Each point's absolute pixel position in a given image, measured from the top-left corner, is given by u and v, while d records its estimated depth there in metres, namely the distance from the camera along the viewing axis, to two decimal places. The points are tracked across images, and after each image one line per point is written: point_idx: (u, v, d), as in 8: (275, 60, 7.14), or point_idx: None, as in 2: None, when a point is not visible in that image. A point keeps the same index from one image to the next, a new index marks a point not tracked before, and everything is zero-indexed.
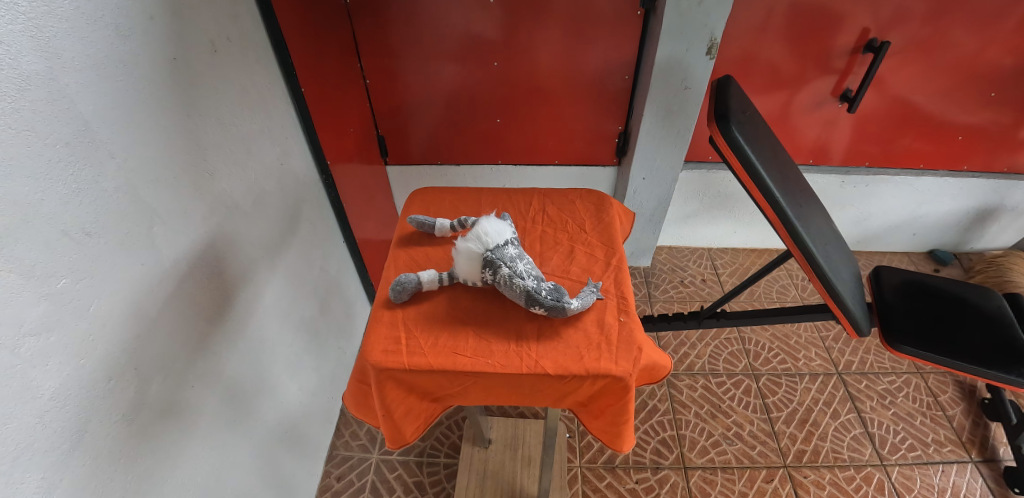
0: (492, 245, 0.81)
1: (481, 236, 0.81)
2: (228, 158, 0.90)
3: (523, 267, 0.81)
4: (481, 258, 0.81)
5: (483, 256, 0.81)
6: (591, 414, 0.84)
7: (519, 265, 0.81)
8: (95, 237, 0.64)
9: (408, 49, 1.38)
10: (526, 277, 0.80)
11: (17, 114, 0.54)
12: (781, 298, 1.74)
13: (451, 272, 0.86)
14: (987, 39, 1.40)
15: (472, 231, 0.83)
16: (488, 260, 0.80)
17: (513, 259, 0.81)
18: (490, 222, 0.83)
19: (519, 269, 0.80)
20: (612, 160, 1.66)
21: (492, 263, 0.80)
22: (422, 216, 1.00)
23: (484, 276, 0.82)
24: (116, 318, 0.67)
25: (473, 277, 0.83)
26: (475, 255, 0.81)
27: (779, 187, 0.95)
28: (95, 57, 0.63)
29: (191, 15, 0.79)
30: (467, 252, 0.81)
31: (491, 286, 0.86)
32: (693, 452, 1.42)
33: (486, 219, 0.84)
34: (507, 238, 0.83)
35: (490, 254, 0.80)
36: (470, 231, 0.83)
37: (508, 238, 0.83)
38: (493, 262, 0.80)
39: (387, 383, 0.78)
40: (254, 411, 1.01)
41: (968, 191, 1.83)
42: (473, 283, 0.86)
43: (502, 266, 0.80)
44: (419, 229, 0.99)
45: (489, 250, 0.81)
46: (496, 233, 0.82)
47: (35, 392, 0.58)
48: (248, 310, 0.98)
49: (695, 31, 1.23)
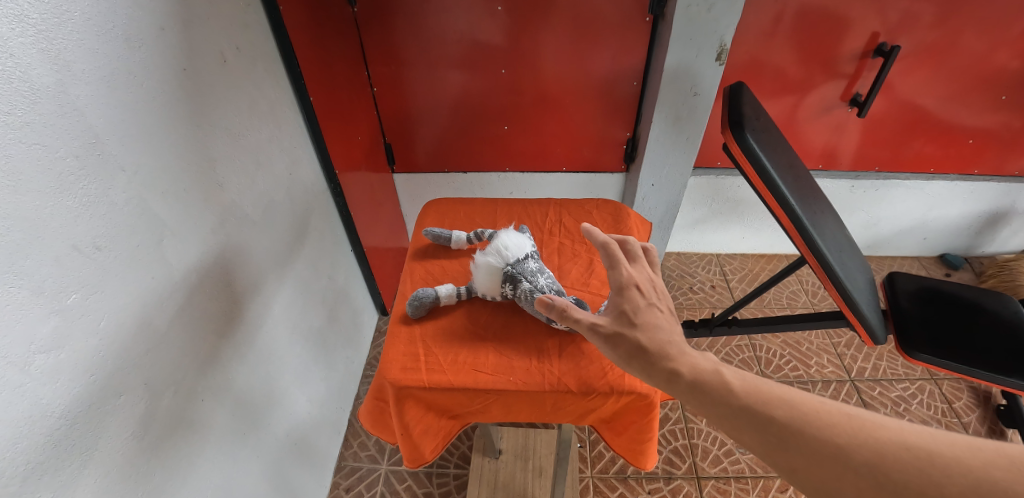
0: (512, 260, 0.82)
1: (501, 249, 0.82)
2: (237, 168, 0.89)
3: (544, 281, 0.80)
4: (501, 273, 0.81)
5: (503, 270, 0.80)
6: (614, 431, 0.83)
7: (540, 279, 0.80)
8: (106, 251, 0.64)
9: (415, 57, 1.37)
10: (548, 291, 0.79)
11: (27, 128, 0.54)
12: (791, 304, 1.73)
13: (470, 286, 0.86)
14: (997, 41, 1.39)
15: (491, 245, 0.84)
16: (508, 274, 0.80)
17: (534, 273, 0.81)
18: (510, 236, 0.84)
19: (539, 283, 0.79)
20: (621, 167, 1.65)
21: (513, 277, 0.80)
22: (438, 228, 1.00)
23: (504, 292, 0.82)
24: (126, 333, 0.66)
25: (492, 291, 0.83)
26: (495, 269, 0.81)
27: (794, 194, 0.94)
28: (105, 70, 0.63)
29: (202, 27, 0.78)
30: (486, 266, 0.81)
31: (511, 301, 0.85)
32: (705, 462, 1.40)
33: (505, 233, 0.85)
34: (526, 251, 0.83)
35: (511, 269, 0.81)
36: (489, 245, 0.84)
37: (528, 252, 0.83)
38: (514, 277, 0.80)
39: (406, 401, 0.77)
40: (265, 424, 1.00)
41: (979, 195, 1.81)
42: (491, 298, 0.85)
43: (523, 281, 0.80)
44: (435, 241, 0.98)
45: (509, 264, 0.81)
46: (516, 247, 0.83)
47: (45, 410, 0.57)
48: (257, 321, 0.96)
49: (705, 36, 1.22)
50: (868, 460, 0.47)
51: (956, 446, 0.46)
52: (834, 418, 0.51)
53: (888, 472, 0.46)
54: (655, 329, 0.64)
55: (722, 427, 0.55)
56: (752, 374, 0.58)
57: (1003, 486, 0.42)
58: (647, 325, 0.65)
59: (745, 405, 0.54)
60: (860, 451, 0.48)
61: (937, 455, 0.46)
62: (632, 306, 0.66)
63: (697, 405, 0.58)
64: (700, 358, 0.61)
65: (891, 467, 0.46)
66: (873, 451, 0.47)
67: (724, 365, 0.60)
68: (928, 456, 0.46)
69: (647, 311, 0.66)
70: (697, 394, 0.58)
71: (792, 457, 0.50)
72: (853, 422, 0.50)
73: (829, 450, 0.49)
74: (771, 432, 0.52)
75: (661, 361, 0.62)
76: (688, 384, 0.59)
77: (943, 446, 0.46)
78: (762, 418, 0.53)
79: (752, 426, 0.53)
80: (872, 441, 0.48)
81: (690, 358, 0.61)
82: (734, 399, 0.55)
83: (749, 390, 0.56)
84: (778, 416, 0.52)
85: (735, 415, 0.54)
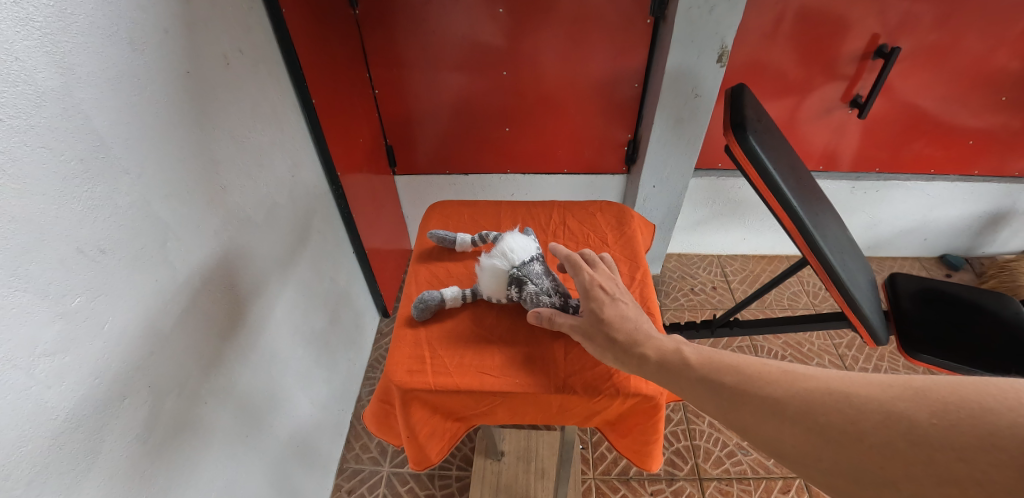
0: (517, 262, 0.82)
1: (506, 252, 0.82)
2: (240, 171, 0.89)
3: (550, 283, 0.81)
4: (506, 275, 0.81)
5: (508, 273, 0.81)
6: (619, 433, 0.83)
7: (546, 281, 0.81)
8: (109, 255, 0.64)
9: (417, 59, 1.37)
10: (553, 294, 0.80)
11: (32, 131, 0.54)
12: (792, 305, 1.73)
13: (475, 288, 0.86)
14: (997, 42, 1.39)
15: (497, 248, 0.84)
16: (514, 276, 0.80)
17: (539, 276, 0.81)
18: (516, 239, 0.84)
19: (546, 286, 0.80)
20: (622, 168, 1.65)
21: (519, 279, 0.80)
22: (443, 231, 1.00)
23: (508, 294, 0.81)
24: (130, 336, 0.66)
25: (496, 294, 0.82)
26: (501, 271, 0.81)
27: (795, 195, 0.94)
28: (109, 73, 0.63)
29: (205, 30, 0.79)
30: (492, 268, 0.81)
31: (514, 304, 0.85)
32: (708, 463, 1.40)
33: (511, 235, 0.85)
34: (532, 254, 0.84)
35: (516, 271, 0.81)
36: (495, 247, 0.84)
37: (533, 255, 0.84)
38: (520, 278, 0.80)
39: (412, 403, 0.77)
40: (268, 427, 1.00)
41: (979, 195, 1.82)
42: (495, 300, 0.84)
43: (529, 283, 0.80)
44: (440, 245, 0.98)
45: (515, 267, 0.81)
46: (521, 250, 0.83)
47: (49, 414, 0.57)
48: (260, 324, 0.96)
49: (706, 38, 1.22)
50: (799, 408, 0.51)
51: (872, 386, 0.48)
52: (775, 376, 0.55)
53: (814, 416, 0.49)
54: (622, 321, 0.70)
55: (689, 399, 0.61)
56: (709, 348, 0.63)
57: (910, 414, 0.43)
58: (615, 318, 0.70)
59: (702, 375, 0.60)
60: (792, 402, 0.51)
61: (854, 394, 0.48)
62: (598, 304, 0.72)
63: (666, 382, 0.63)
64: (664, 340, 0.67)
65: (817, 411, 0.49)
66: (804, 400, 0.51)
67: (686, 344, 0.66)
68: (847, 396, 0.48)
69: (613, 306, 0.72)
70: (664, 371, 0.64)
71: (742, 416, 0.55)
72: (789, 376, 0.54)
73: (767, 405, 0.53)
74: (723, 396, 0.57)
75: (631, 348, 0.67)
76: (656, 366, 0.64)
77: (860, 385, 0.48)
78: (715, 384, 0.58)
79: (709, 393, 0.58)
80: (802, 392, 0.52)
81: (656, 342, 0.67)
82: (693, 372, 0.61)
83: (704, 362, 0.61)
84: (729, 380, 0.57)
85: (695, 385, 0.60)
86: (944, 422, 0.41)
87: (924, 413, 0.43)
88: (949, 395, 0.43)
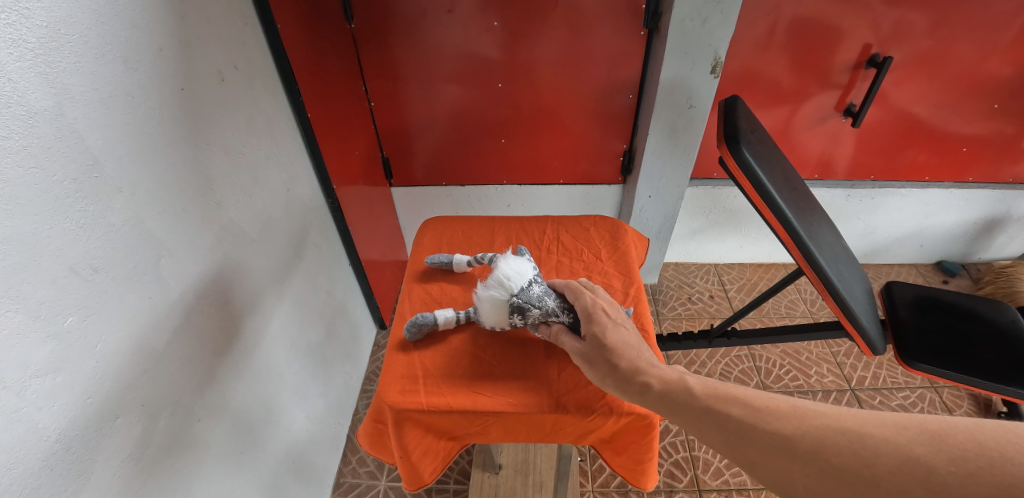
0: (516, 289, 0.81)
1: (503, 280, 0.82)
2: (235, 187, 0.89)
3: (553, 302, 0.80)
4: (507, 304, 0.81)
5: (508, 302, 0.80)
6: (614, 451, 0.83)
7: (548, 302, 0.80)
8: (102, 273, 0.63)
9: (413, 73, 1.38)
10: (560, 313, 0.79)
11: (25, 152, 0.54)
12: (790, 313, 1.73)
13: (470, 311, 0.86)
14: (989, 50, 1.40)
15: (493, 276, 0.84)
16: (516, 305, 0.80)
17: (541, 297, 0.80)
18: (509, 264, 0.84)
19: (549, 307, 0.79)
20: (617, 179, 1.65)
21: (520, 307, 0.80)
22: (440, 254, 1.00)
23: (513, 321, 0.82)
24: (123, 354, 0.66)
25: (501, 322, 0.83)
26: (501, 301, 0.81)
27: (791, 208, 0.94)
28: (102, 92, 0.63)
29: (200, 46, 0.79)
30: (491, 299, 0.82)
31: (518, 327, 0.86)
32: (707, 474, 1.39)
33: (505, 260, 0.84)
34: (529, 276, 0.83)
35: (517, 299, 0.80)
36: (491, 276, 0.84)
37: (530, 277, 0.83)
38: (522, 307, 0.80)
39: (405, 423, 0.77)
40: (263, 443, 0.99)
41: (974, 202, 1.82)
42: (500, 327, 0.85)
43: (532, 309, 0.79)
44: (438, 268, 0.99)
45: (514, 295, 0.80)
46: (518, 275, 0.82)
47: (40, 435, 0.56)
48: (255, 338, 0.96)
49: (699, 50, 1.23)
50: (810, 446, 0.50)
51: (887, 427, 0.48)
52: (782, 411, 0.55)
53: (827, 456, 0.49)
54: (625, 348, 0.70)
55: (691, 430, 0.60)
56: (713, 378, 0.63)
57: (929, 461, 0.44)
58: (618, 344, 0.71)
59: (707, 407, 0.59)
60: (803, 440, 0.51)
61: (869, 435, 0.48)
62: (600, 327, 0.73)
63: (668, 413, 0.63)
64: (668, 370, 0.66)
65: (830, 451, 0.49)
66: (816, 438, 0.50)
67: (690, 374, 0.65)
68: (861, 436, 0.48)
69: (615, 331, 0.73)
70: (666, 401, 0.63)
71: (748, 451, 0.54)
72: (798, 411, 0.54)
73: (775, 441, 0.52)
74: (728, 429, 0.56)
75: (634, 375, 0.67)
76: (658, 395, 0.64)
77: (875, 426, 0.48)
78: (721, 417, 0.57)
79: (715, 426, 0.57)
80: (813, 429, 0.51)
81: (659, 371, 0.66)
82: (698, 403, 0.60)
83: (708, 392, 0.61)
84: (736, 413, 0.57)
85: (700, 417, 0.59)
86: (965, 471, 0.42)
87: (943, 460, 0.43)
88: (968, 443, 0.43)
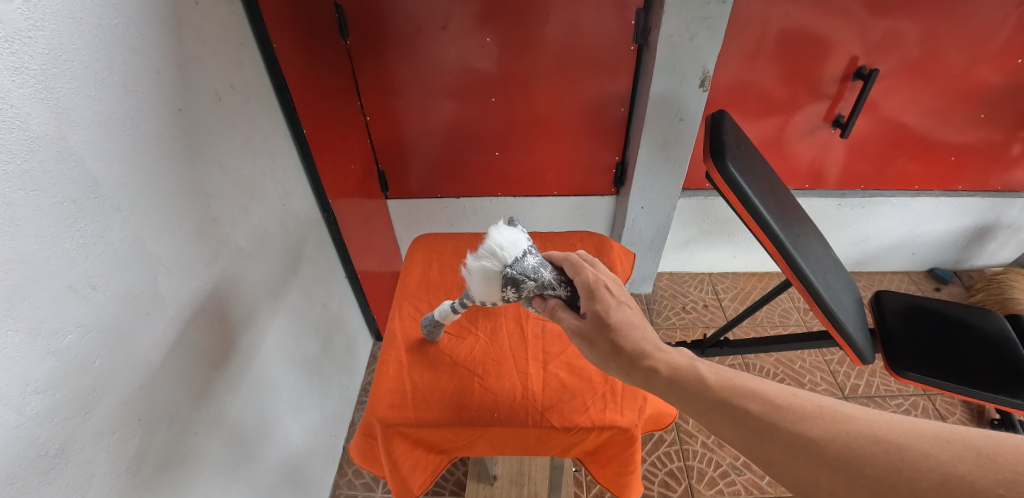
0: (510, 260, 0.79)
1: (496, 251, 0.80)
2: (231, 203, 0.91)
3: (548, 274, 0.80)
4: (500, 276, 0.79)
5: (502, 273, 0.79)
6: (599, 464, 0.84)
7: (543, 274, 0.80)
8: (100, 291, 0.65)
9: (408, 88, 1.41)
10: (558, 286, 0.80)
11: (26, 175, 0.56)
12: (783, 322, 1.74)
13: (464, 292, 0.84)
14: (975, 61, 1.43)
15: (484, 246, 0.81)
16: (509, 277, 0.78)
17: (536, 270, 0.80)
18: (502, 233, 0.81)
19: (545, 280, 0.80)
20: (610, 190, 1.67)
21: (515, 280, 0.78)
22: None
23: (507, 295, 0.80)
24: (121, 370, 0.68)
25: (492, 295, 0.81)
26: (493, 274, 0.79)
27: (777, 220, 0.96)
28: (102, 114, 0.65)
29: (197, 67, 0.81)
30: (483, 272, 0.80)
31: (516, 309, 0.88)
32: (701, 484, 1.40)
33: (497, 229, 0.81)
34: (523, 248, 0.81)
35: (512, 271, 0.78)
36: (483, 246, 0.81)
37: (524, 248, 0.81)
38: (516, 279, 0.78)
39: (394, 437, 0.78)
40: (258, 456, 0.99)
41: (964, 210, 1.85)
42: (491, 301, 0.84)
43: (527, 281, 0.79)
44: None
45: (507, 266, 0.79)
46: (511, 246, 0.80)
47: (39, 450, 0.58)
48: (250, 352, 0.97)
49: (688, 65, 1.25)
50: (840, 454, 0.51)
51: (929, 442, 0.49)
52: (807, 411, 0.56)
53: (858, 467, 0.50)
54: (629, 328, 0.72)
55: (702, 421, 0.61)
56: (726, 368, 0.64)
57: (973, 481, 0.45)
58: (621, 323, 0.73)
59: (720, 400, 0.60)
60: (833, 446, 0.52)
61: (909, 448, 0.49)
62: (604, 306, 0.75)
63: (674, 398, 0.64)
64: (678, 357, 0.68)
65: (863, 462, 0.50)
66: (847, 446, 0.51)
67: (700, 361, 0.67)
68: (899, 449, 0.49)
69: (618, 310, 0.74)
70: (673, 387, 0.65)
71: (766, 449, 0.55)
72: (825, 413, 0.55)
73: (798, 443, 0.54)
74: (746, 426, 0.57)
75: (640, 360, 0.69)
76: (664, 379, 0.66)
77: (915, 439, 0.49)
78: (738, 412, 0.58)
79: (729, 420, 0.59)
80: (843, 435, 0.52)
81: (666, 356, 0.68)
82: (711, 395, 0.62)
83: (723, 384, 0.62)
84: (754, 409, 0.58)
85: (713, 409, 0.61)
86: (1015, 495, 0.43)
87: (990, 481, 0.44)
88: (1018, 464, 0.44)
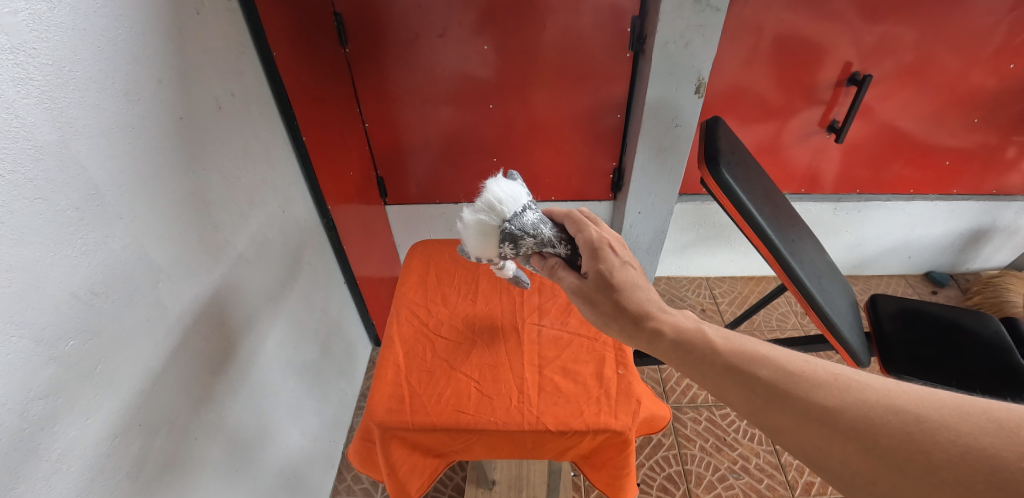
0: (509, 215, 0.82)
1: (496, 205, 0.82)
2: (231, 210, 0.92)
3: (547, 231, 0.84)
4: (498, 230, 0.82)
5: (500, 228, 0.81)
6: (593, 467, 0.85)
7: (542, 230, 0.83)
8: (102, 297, 0.66)
9: (406, 95, 1.42)
10: (557, 244, 0.84)
11: (29, 184, 0.57)
12: (780, 326, 1.75)
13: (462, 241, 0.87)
14: (966, 66, 1.45)
15: (483, 198, 0.83)
16: (508, 231, 0.81)
17: (535, 226, 0.83)
18: (501, 188, 0.83)
19: (545, 236, 0.83)
20: (607, 195, 1.68)
21: (514, 235, 0.81)
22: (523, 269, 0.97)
23: (504, 250, 0.84)
24: (122, 375, 0.68)
25: (489, 249, 0.84)
26: (491, 227, 0.82)
27: (771, 225, 0.97)
28: (105, 124, 0.66)
29: (197, 76, 0.82)
30: (483, 225, 0.82)
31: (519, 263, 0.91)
32: (699, 488, 1.40)
33: (497, 183, 0.84)
34: (521, 203, 0.84)
35: (512, 226, 0.81)
36: (482, 198, 0.83)
37: (524, 204, 0.84)
38: (516, 234, 0.81)
39: (392, 441, 0.79)
40: (257, 461, 1.00)
41: (959, 213, 1.86)
42: (488, 256, 0.87)
43: (526, 237, 0.82)
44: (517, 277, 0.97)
45: (506, 220, 0.82)
46: (511, 201, 0.82)
47: (40, 455, 0.58)
48: (250, 358, 0.98)
49: (683, 71, 1.26)
50: (856, 423, 0.53)
51: (948, 414, 0.50)
52: (821, 379, 0.58)
53: (873, 436, 0.52)
54: (633, 288, 0.77)
55: (711, 384, 0.66)
56: (735, 334, 0.68)
57: (994, 453, 0.46)
58: (624, 283, 0.77)
59: (729, 366, 0.64)
60: (848, 415, 0.54)
61: (928, 419, 0.50)
62: (608, 266, 0.78)
63: (681, 358, 0.70)
64: (684, 321, 0.72)
65: (879, 432, 0.52)
66: (863, 415, 0.53)
67: (706, 325, 0.72)
68: (918, 420, 0.51)
69: (623, 270, 0.78)
70: (679, 347, 0.70)
71: (776, 415, 0.58)
72: (839, 382, 0.57)
73: (810, 411, 0.56)
74: (756, 391, 0.61)
75: (644, 321, 0.74)
76: (671, 341, 0.71)
77: (934, 410, 0.51)
78: (749, 377, 0.62)
79: (739, 385, 0.63)
80: (859, 404, 0.54)
81: (673, 320, 0.73)
82: (720, 358, 0.66)
83: (731, 349, 0.66)
84: (764, 375, 0.61)
85: (722, 373, 0.65)
86: None
87: (1013, 454, 0.45)
88: None
